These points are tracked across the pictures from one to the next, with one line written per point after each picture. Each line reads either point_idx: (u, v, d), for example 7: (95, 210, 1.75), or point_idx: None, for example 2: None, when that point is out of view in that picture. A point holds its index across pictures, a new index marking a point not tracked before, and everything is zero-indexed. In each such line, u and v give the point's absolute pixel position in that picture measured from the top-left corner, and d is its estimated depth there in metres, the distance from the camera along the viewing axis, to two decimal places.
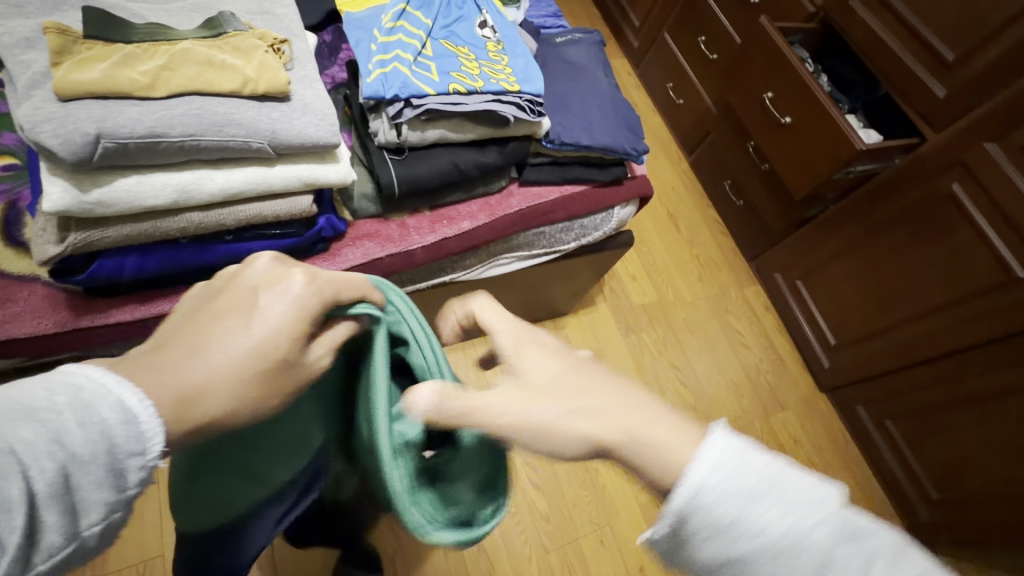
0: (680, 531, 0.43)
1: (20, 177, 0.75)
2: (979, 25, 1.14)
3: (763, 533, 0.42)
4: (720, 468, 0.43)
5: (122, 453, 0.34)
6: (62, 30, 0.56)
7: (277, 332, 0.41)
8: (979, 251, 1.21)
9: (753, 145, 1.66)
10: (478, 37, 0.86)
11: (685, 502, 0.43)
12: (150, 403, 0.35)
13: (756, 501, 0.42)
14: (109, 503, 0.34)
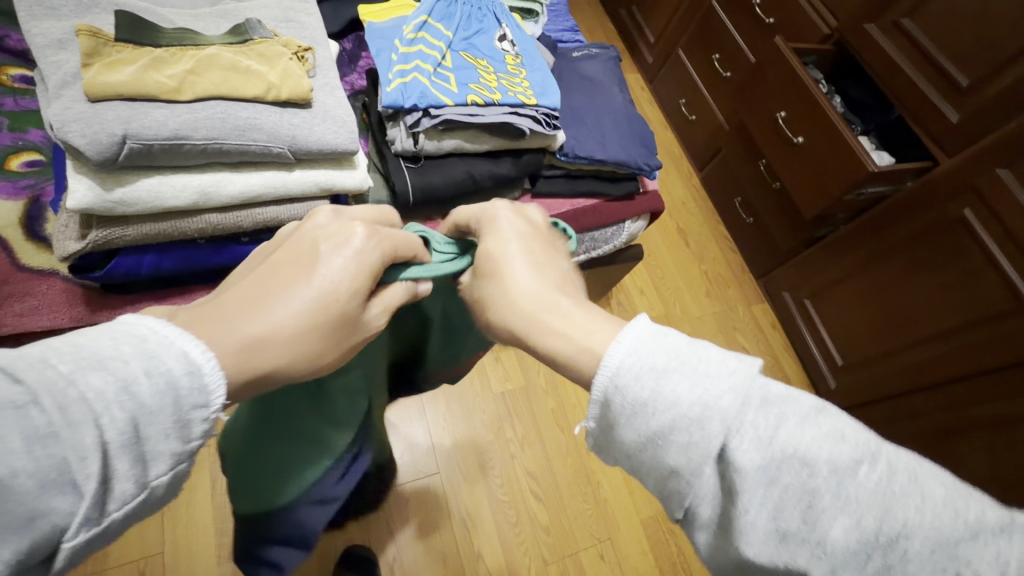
0: (607, 415, 0.40)
1: (45, 173, 0.78)
2: (995, 51, 1.14)
3: (678, 408, 0.38)
4: (636, 349, 0.40)
5: (187, 405, 0.35)
6: (93, 32, 0.58)
7: (338, 284, 0.44)
8: (990, 277, 1.20)
9: (765, 163, 1.67)
10: (496, 50, 0.87)
11: (607, 383, 0.40)
12: (211, 354, 0.36)
13: (668, 376, 0.38)
14: (174, 454, 0.35)
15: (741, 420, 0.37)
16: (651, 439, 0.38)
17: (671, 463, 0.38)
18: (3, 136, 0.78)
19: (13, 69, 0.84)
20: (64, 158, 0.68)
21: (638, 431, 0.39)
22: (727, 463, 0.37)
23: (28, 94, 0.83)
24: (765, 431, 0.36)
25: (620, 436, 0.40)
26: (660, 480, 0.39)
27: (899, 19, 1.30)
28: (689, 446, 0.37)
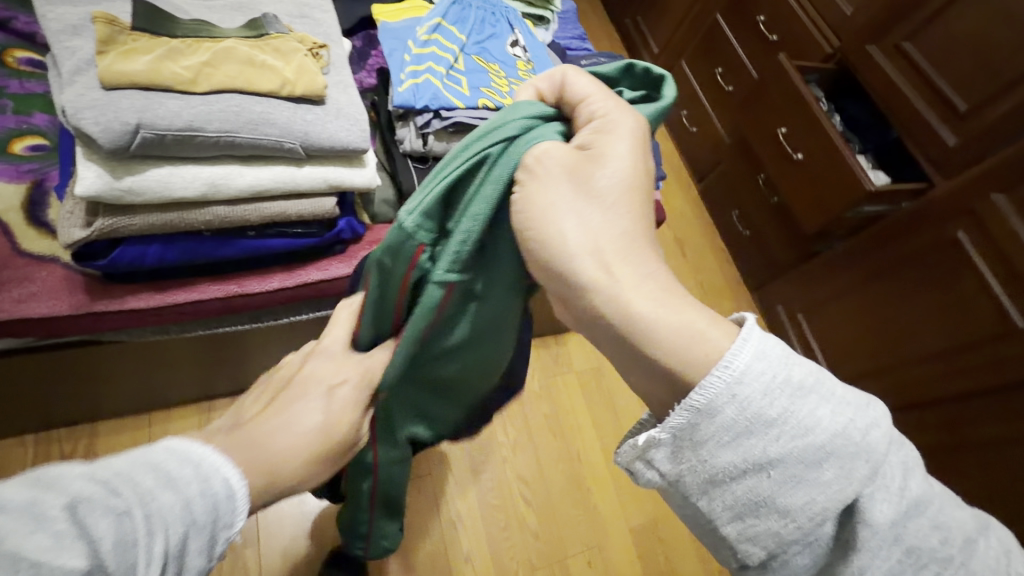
0: (703, 426, 0.40)
1: (50, 158, 0.77)
2: (993, 78, 1.17)
3: (809, 433, 0.39)
4: (765, 356, 0.40)
5: (219, 525, 0.37)
6: (110, 20, 0.57)
7: (339, 418, 0.53)
8: (983, 301, 1.22)
9: (764, 178, 1.69)
10: (509, 55, 0.87)
11: (723, 389, 0.39)
12: (245, 482, 0.40)
13: (803, 398, 0.40)
14: (199, 573, 0.36)
15: (881, 464, 0.41)
16: (759, 465, 0.40)
17: (774, 494, 0.40)
18: (7, 118, 0.77)
19: (19, 51, 0.83)
20: (72, 144, 0.68)
21: (750, 449, 0.40)
22: (854, 513, 0.40)
23: (33, 76, 0.82)
24: (896, 484, 0.41)
25: (714, 453, 0.40)
26: (749, 510, 0.41)
27: (900, 42, 1.32)
28: (802, 476, 0.40)
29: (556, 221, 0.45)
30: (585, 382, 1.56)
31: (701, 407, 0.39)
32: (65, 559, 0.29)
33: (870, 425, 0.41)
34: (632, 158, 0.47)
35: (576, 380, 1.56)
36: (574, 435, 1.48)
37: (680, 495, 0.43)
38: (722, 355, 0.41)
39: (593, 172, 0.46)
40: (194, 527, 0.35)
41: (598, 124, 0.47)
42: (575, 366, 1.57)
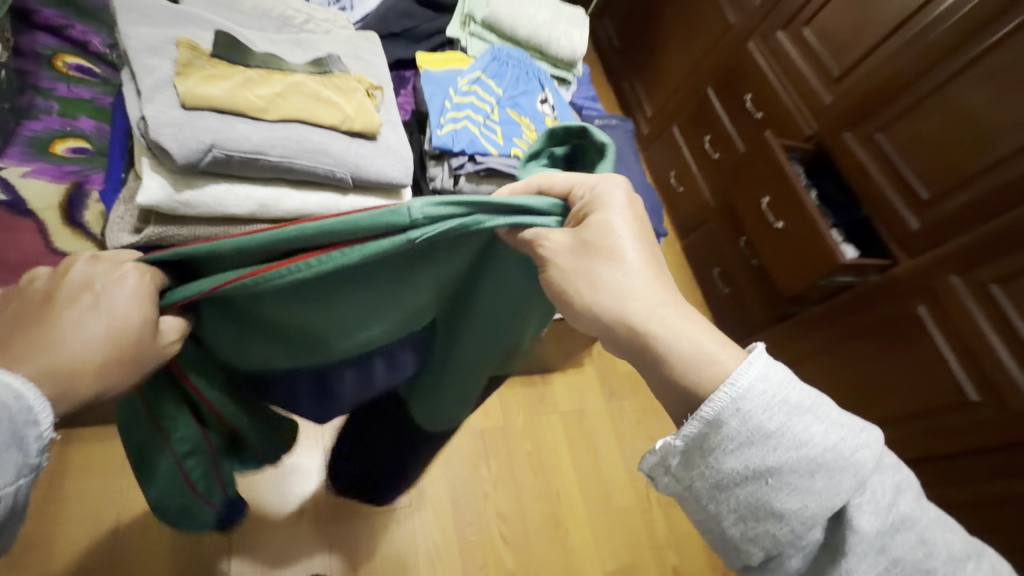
0: (712, 436, 0.45)
1: (92, 160, 0.82)
2: (954, 172, 1.31)
3: (805, 446, 0.44)
4: (768, 377, 0.45)
5: (21, 424, 0.39)
6: (194, 48, 0.62)
7: (127, 315, 0.44)
8: (939, 372, 1.33)
9: (746, 241, 1.82)
10: (538, 111, 0.94)
11: (729, 403, 0.44)
12: (35, 383, 0.40)
13: (800, 415, 0.44)
14: (17, 467, 0.39)
15: (866, 480, 0.44)
16: (760, 473, 0.44)
17: (771, 499, 0.44)
18: (52, 119, 0.79)
19: (69, 56, 0.86)
20: (123, 156, 0.72)
21: (749, 458, 0.44)
22: (843, 519, 0.44)
23: (81, 82, 0.85)
24: (884, 499, 0.44)
25: (719, 459, 0.45)
26: (754, 514, 0.45)
27: (873, 132, 1.47)
28: (801, 484, 0.44)
29: (580, 291, 0.51)
30: (568, 422, 1.58)
31: (709, 418, 0.45)
32: None
33: (860, 444, 0.44)
34: (630, 224, 0.52)
35: (558, 419, 1.58)
36: (554, 475, 1.49)
37: (694, 504, 0.48)
38: (731, 375, 0.46)
39: (604, 240, 0.51)
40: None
41: (585, 197, 0.52)
42: (559, 406, 1.60)
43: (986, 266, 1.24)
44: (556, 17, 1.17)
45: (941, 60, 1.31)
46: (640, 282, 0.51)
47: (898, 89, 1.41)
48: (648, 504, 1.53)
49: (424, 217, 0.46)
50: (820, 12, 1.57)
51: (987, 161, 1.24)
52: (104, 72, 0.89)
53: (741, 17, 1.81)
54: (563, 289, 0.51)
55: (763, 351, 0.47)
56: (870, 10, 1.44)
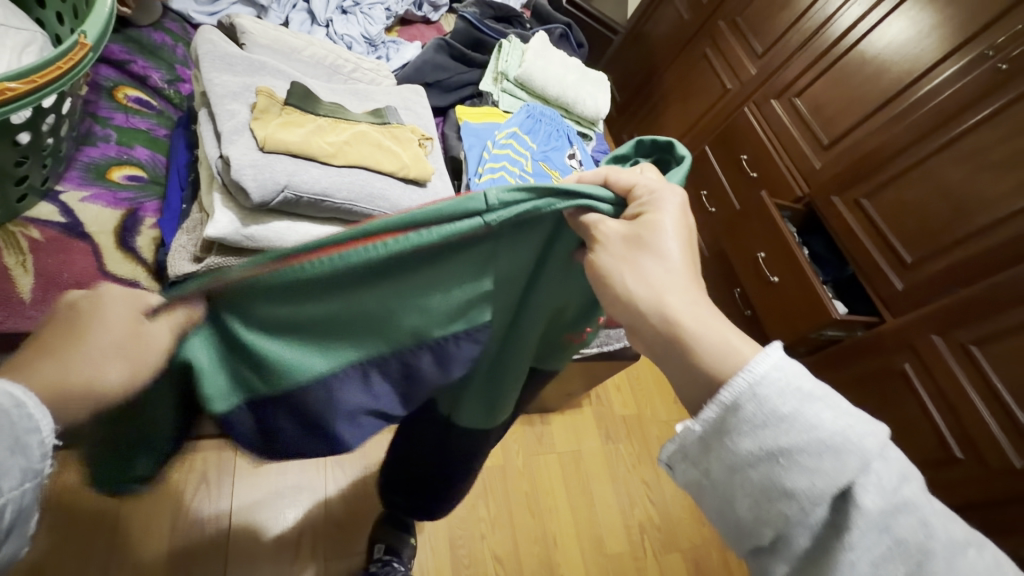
0: (729, 418, 0.43)
1: (144, 188, 0.85)
2: (934, 240, 1.39)
3: (816, 428, 0.41)
4: (785, 365, 0.44)
5: (22, 430, 0.36)
6: (271, 96, 0.73)
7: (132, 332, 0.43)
8: (924, 426, 1.39)
9: (740, 292, 1.89)
10: (567, 165, 1.05)
11: (745, 387, 0.43)
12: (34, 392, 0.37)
13: (813, 401, 0.42)
14: (22, 471, 0.35)
15: (873, 461, 0.40)
16: (771, 452, 0.42)
17: (782, 480, 0.41)
18: (109, 147, 0.85)
19: (129, 89, 0.93)
20: (182, 192, 0.86)
21: (760, 441, 0.42)
22: (848, 499, 0.40)
23: (138, 112, 0.91)
24: (888, 483, 0.40)
25: (733, 441, 0.43)
26: (764, 498, 0.42)
27: (859, 199, 1.56)
28: (814, 466, 0.40)
29: (621, 277, 0.50)
30: (565, 464, 1.58)
31: (728, 402, 0.44)
32: None
33: (869, 430, 0.41)
34: (682, 227, 0.52)
35: (557, 462, 1.57)
36: (551, 518, 1.47)
37: (711, 496, 0.45)
38: (748, 363, 0.44)
39: (654, 234, 0.51)
40: None
41: (647, 200, 0.53)
42: (557, 447, 1.60)
43: (966, 327, 1.32)
44: (583, 78, 1.27)
45: (923, 137, 1.42)
46: (681, 282, 0.50)
47: (882, 159, 1.50)
48: (641, 551, 1.50)
49: (498, 202, 0.48)
50: (812, 85, 1.70)
51: (965, 230, 1.32)
52: (160, 105, 0.96)
53: (738, 84, 1.95)
54: (604, 270, 0.51)
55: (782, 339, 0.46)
56: (858, 88, 1.57)
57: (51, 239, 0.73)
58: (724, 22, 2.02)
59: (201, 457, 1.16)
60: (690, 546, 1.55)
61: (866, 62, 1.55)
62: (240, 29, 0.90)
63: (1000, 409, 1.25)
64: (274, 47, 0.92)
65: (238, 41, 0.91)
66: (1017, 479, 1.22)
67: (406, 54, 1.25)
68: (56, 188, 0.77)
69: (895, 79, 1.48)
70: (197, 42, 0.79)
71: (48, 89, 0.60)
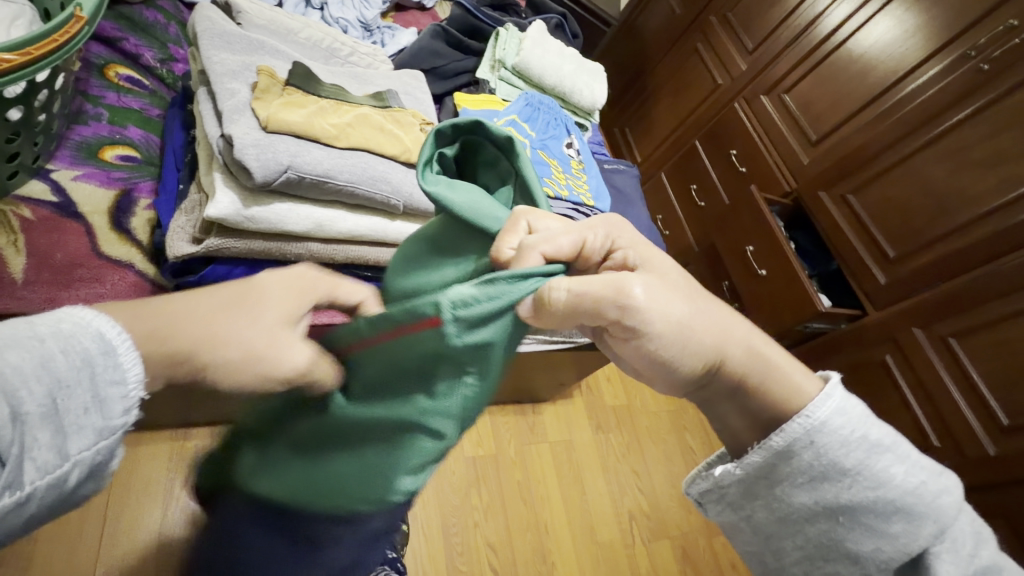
0: (783, 468, 0.49)
1: (138, 168, 0.84)
2: (915, 235, 1.42)
3: (884, 484, 0.47)
4: (844, 411, 0.49)
5: (103, 379, 0.35)
6: (271, 75, 0.73)
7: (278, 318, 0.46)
8: (903, 416, 1.44)
9: (728, 285, 1.91)
10: (565, 155, 1.06)
11: (804, 435, 0.48)
12: (126, 336, 0.37)
13: (872, 451, 0.48)
14: (98, 430, 0.35)
15: (924, 515, 0.47)
16: (827, 503, 0.48)
17: (843, 536, 0.48)
18: (102, 126, 0.83)
19: (121, 68, 0.92)
20: (178, 173, 0.85)
21: (817, 491, 0.48)
22: (901, 544, 0.47)
23: (130, 92, 0.90)
24: (939, 529, 0.47)
25: (789, 489, 0.49)
26: (817, 543, 0.49)
27: (846, 194, 1.59)
28: (869, 515, 0.47)
29: (679, 344, 0.51)
30: (557, 456, 1.59)
31: (782, 450, 0.48)
32: None
33: (917, 479, 0.48)
34: (639, 240, 0.58)
35: (548, 450, 1.59)
36: (541, 506, 1.49)
37: (752, 531, 0.52)
38: (806, 408, 0.49)
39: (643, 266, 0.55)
40: (63, 388, 0.33)
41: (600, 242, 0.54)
42: (549, 436, 1.62)
43: (946, 321, 1.36)
44: (580, 69, 1.28)
45: (907, 135, 1.45)
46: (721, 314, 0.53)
47: (867, 156, 1.53)
48: (631, 538, 1.53)
49: (467, 299, 0.46)
50: (800, 82, 1.73)
51: (946, 227, 1.35)
52: (152, 84, 0.95)
53: (729, 79, 1.97)
54: (666, 326, 0.50)
55: (838, 386, 0.51)
56: (845, 85, 1.60)
57: (44, 218, 0.72)
58: (715, 17, 2.03)
59: (192, 445, 1.18)
60: (678, 533, 1.59)
61: (853, 60, 1.58)
62: (236, 8, 0.89)
63: (977, 399, 1.30)
64: (271, 28, 0.91)
65: (234, 21, 0.90)
66: (990, 466, 1.27)
67: (402, 39, 1.24)
68: (48, 166, 0.76)
69: (881, 78, 1.50)
70: (195, 20, 0.78)
71: (44, 62, 0.59)
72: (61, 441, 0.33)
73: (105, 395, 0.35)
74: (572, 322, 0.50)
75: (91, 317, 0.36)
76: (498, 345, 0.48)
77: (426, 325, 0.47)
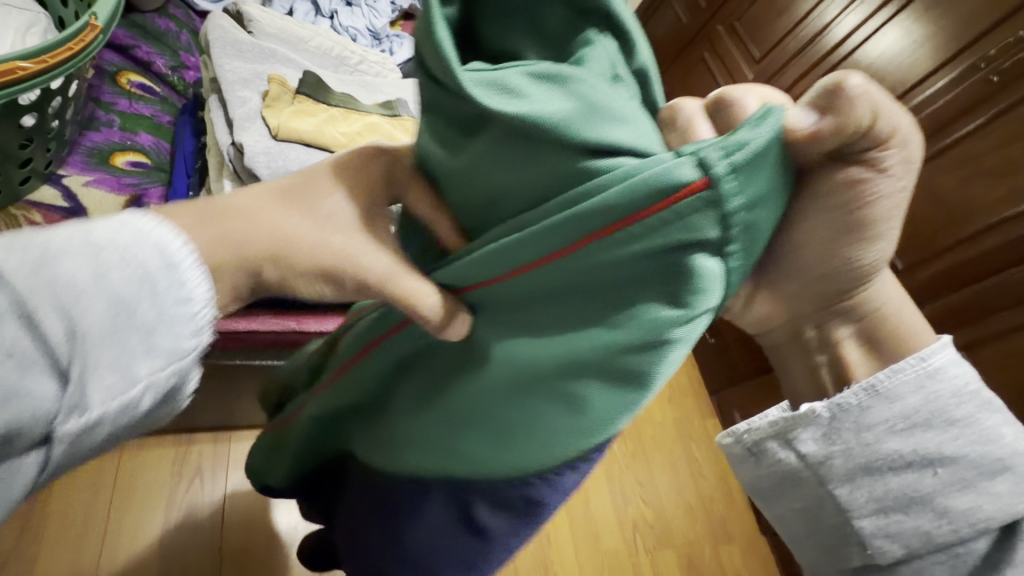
0: (879, 410, 0.43)
1: (149, 175, 0.84)
2: (924, 246, 1.41)
3: (992, 440, 0.42)
4: (960, 363, 0.43)
5: (170, 295, 0.32)
6: (282, 83, 0.73)
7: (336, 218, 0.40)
8: None
9: None
10: None
11: (913, 378, 0.42)
12: (191, 248, 0.33)
13: (988, 412, 0.42)
14: (170, 354, 0.32)
15: None
16: (927, 459, 0.42)
17: (936, 493, 0.42)
18: (113, 133, 0.84)
19: (133, 75, 0.93)
20: (189, 179, 0.86)
21: (917, 440, 0.42)
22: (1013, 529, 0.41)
23: (142, 99, 0.91)
24: None
25: (884, 436, 0.43)
26: (898, 502, 0.43)
27: None
28: (975, 480, 0.41)
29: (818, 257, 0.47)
30: None
31: (883, 390, 0.42)
32: (32, 391, 0.27)
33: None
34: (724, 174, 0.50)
35: None
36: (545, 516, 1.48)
37: (816, 483, 0.45)
38: (920, 351, 0.43)
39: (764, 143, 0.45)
40: (125, 303, 0.30)
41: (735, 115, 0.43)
42: None
43: (955, 332, 1.34)
44: None
45: None
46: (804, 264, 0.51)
47: None
48: (635, 549, 1.51)
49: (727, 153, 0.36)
50: None
51: (955, 238, 1.34)
52: (163, 91, 0.95)
53: None
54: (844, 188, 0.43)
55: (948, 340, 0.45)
56: None
57: (56, 224, 0.73)
58: (722, 26, 2.04)
59: (197, 450, 1.18)
60: (684, 545, 1.57)
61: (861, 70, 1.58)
62: (248, 17, 0.90)
63: None
64: (282, 36, 0.92)
65: (246, 29, 0.91)
66: None
67: (411, 47, 1.25)
68: (60, 172, 0.77)
69: (889, 88, 1.50)
70: (207, 28, 0.79)
71: (59, 70, 0.60)
72: (128, 366, 0.31)
73: (168, 313, 0.32)
74: (839, 134, 0.36)
75: (153, 226, 0.32)
76: (767, 207, 0.38)
77: (683, 195, 0.36)
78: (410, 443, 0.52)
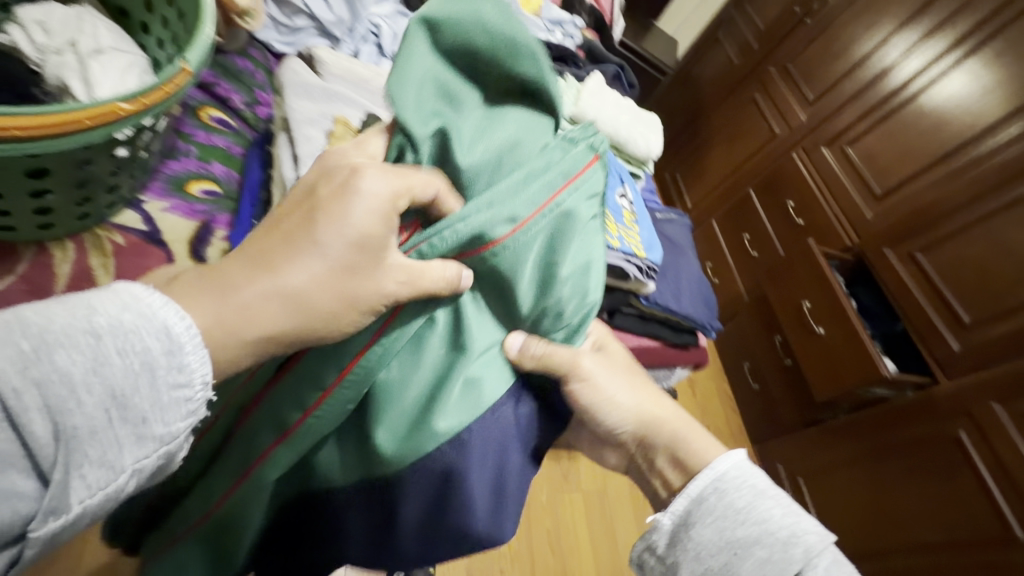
0: (692, 511, 0.53)
1: (218, 203, 0.91)
2: (995, 303, 1.31)
3: (769, 522, 0.50)
4: (739, 463, 0.55)
5: (164, 380, 0.37)
6: (346, 125, 0.79)
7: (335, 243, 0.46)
8: (979, 503, 1.25)
9: (780, 340, 1.83)
10: (618, 204, 1.06)
11: (708, 483, 0.54)
12: (192, 332, 0.39)
13: (764, 498, 0.52)
14: (160, 438, 0.37)
15: (822, 561, 0.48)
16: (729, 544, 0.50)
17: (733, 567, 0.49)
18: (190, 162, 0.91)
19: (212, 110, 1.00)
20: (253, 208, 0.93)
21: (716, 528, 0.51)
22: None
23: (218, 131, 0.98)
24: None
25: (696, 529, 0.52)
26: None
27: (914, 252, 1.51)
28: (766, 558, 0.48)
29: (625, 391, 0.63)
30: (590, 510, 1.52)
31: (693, 495, 0.54)
32: (18, 483, 0.32)
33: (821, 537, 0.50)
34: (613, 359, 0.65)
35: (582, 498, 1.53)
36: (569, 560, 1.43)
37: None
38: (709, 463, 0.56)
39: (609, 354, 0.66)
40: (117, 393, 0.35)
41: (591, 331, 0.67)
42: (582, 485, 1.56)
43: None
44: (637, 119, 1.29)
45: (984, 195, 1.37)
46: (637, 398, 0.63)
47: (943, 213, 1.45)
48: None
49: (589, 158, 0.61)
50: (866, 135, 1.67)
51: None
52: (238, 125, 1.03)
53: (787, 130, 1.94)
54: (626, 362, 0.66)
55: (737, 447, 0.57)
56: (915, 139, 1.54)
57: (133, 244, 0.79)
58: (775, 68, 2.03)
59: None
60: None
61: (924, 115, 1.52)
62: (318, 60, 0.97)
63: None
64: (346, 77, 0.98)
65: (315, 71, 0.98)
66: None
67: None
68: (141, 197, 0.83)
69: (956, 133, 1.44)
70: (282, 71, 0.85)
71: (151, 109, 0.66)
72: (113, 455, 0.36)
73: (162, 401, 0.37)
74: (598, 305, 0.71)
75: (152, 304, 0.38)
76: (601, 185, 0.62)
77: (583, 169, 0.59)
78: (383, 475, 0.53)
